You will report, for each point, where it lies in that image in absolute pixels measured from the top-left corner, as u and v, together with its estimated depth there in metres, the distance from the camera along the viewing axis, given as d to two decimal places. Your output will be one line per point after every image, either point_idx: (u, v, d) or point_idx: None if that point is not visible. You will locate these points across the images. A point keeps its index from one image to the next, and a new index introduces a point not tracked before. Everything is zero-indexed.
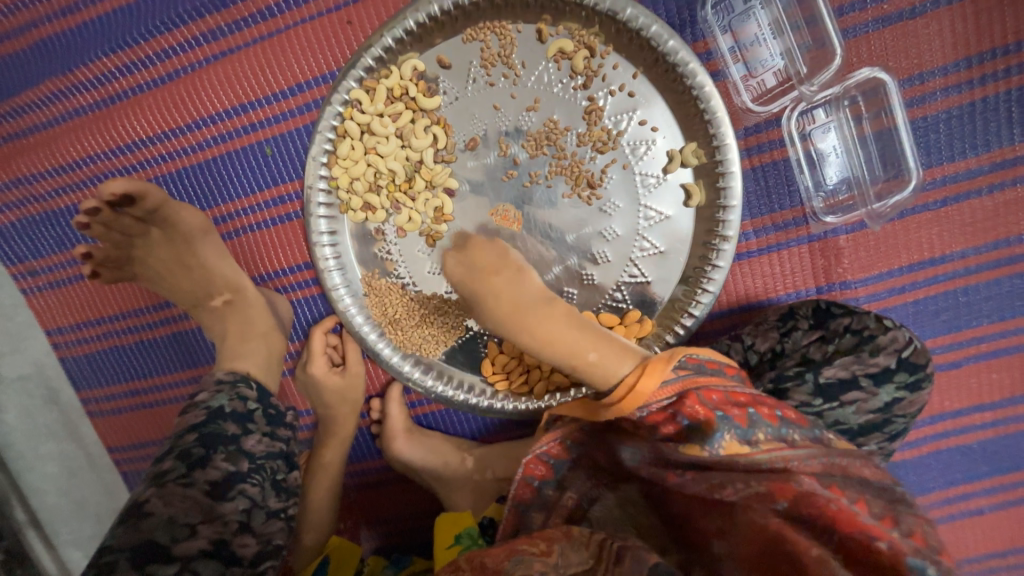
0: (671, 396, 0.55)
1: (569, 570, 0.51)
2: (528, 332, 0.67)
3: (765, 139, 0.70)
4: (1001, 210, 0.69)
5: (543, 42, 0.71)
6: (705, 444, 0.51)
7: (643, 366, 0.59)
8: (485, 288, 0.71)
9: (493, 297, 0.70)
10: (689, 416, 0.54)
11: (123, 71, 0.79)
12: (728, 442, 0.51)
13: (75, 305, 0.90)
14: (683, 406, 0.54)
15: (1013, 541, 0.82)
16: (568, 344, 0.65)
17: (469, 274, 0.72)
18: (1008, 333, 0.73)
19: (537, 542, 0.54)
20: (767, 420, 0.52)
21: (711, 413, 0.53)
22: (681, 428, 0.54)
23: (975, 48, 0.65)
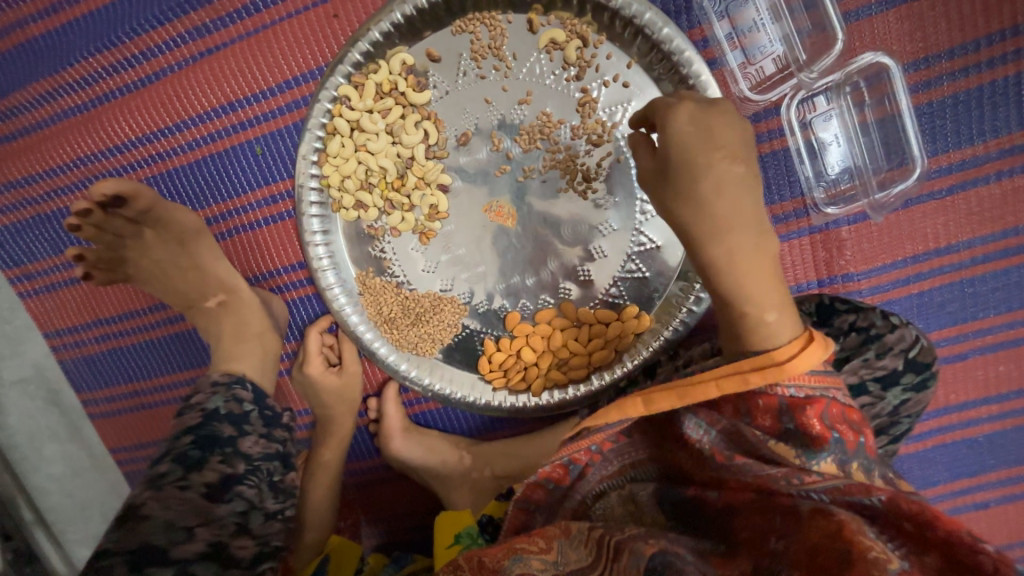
0: (802, 391, 0.50)
1: (568, 568, 0.51)
2: (722, 241, 0.57)
3: (764, 128, 0.68)
4: (1010, 197, 0.67)
5: (533, 32, 0.69)
6: (804, 454, 0.49)
7: (804, 341, 0.52)
8: (711, 165, 0.56)
9: (715, 181, 0.56)
10: (803, 422, 0.49)
11: (109, 70, 0.78)
12: (828, 463, 0.48)
13: (72, 308, 0.90)
14: (802, 411, 0.50)
15: (1018, 533, 0.81)
16: (751, 290, 0.56)
17: (699, 140, 0.57)
18: (1017, 324, 0.71)
19: (536, 539, 0.54)
20: (866, 452, 0.50)
21: (826, 432, 0.49)
22: (780, 427, 0.50)
23: (983, 30, 0.63)
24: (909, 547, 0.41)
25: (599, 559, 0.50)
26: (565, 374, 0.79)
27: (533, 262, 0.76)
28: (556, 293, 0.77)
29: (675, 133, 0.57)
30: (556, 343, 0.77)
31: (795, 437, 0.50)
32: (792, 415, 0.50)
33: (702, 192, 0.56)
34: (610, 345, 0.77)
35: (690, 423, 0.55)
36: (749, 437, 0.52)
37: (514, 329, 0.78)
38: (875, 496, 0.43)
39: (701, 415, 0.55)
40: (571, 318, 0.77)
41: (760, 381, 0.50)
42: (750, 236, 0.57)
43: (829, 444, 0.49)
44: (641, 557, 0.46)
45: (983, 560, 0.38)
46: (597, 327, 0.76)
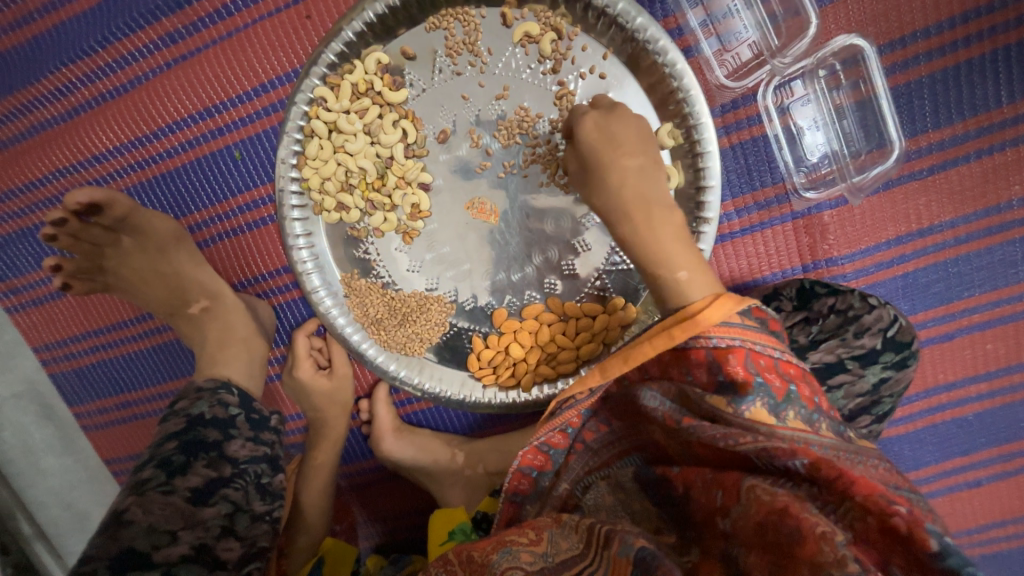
0: (721, 341, 0.50)
1: (558, 558, 0.50)
2: (629, 223, 0.60)
3: (743, 115, 0.67)
4: (991, 175, 0.67)
5: (508, 26, 0.68)
6: (735, 401, 0.48)
7: (713, 297, 0.54)
8: (614, 162, 0.61)
9: (618, 177, 0.61)
10: (729, 372, 0.49)
11: (84, 80, 0.77)
12: (757, 409, 0.47)
13: (59, 321, 0.89)
14: (726, 360, 0.50)
15: (1011, 510, 0.82)
16: (662, 250, 0.58)
17: (604, 143, 0.61)
18: (1002, 302, 0.71)
19: (527, 531, 0.54)
20: (802, 401, 0.49)
21: (750, 377, 0.49)
22: (715, 380, 0.50)
23: (958, 8, 0.62)
24: None
25: (590, 547, 0.48)
26: (554, 369, 0.79)
27: (518, 257, 0.76)
28: (542, 288, 0.77)
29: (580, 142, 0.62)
30: (544, 338, 0.77)
31: (728, 388, 0.49)
32: (720, 367, 0.50)
33: (610, 187, 0.61)
34: (598, 338, 0.77)
35: (646, 395, 0.53)
36: (694, 398, 0.50)
37: (501, 325, 0.78)
38: (799, 459, 0.42)
39: (655, 386, 0.53)
40: (558, 313, 0.77)
41: (682, 335, 0.52)
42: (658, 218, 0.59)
43: (754, 389, 0.48)
44: (630, 547, 0.45)
45: (899, 523, 0.37)
46: (584, 321, 0.76)
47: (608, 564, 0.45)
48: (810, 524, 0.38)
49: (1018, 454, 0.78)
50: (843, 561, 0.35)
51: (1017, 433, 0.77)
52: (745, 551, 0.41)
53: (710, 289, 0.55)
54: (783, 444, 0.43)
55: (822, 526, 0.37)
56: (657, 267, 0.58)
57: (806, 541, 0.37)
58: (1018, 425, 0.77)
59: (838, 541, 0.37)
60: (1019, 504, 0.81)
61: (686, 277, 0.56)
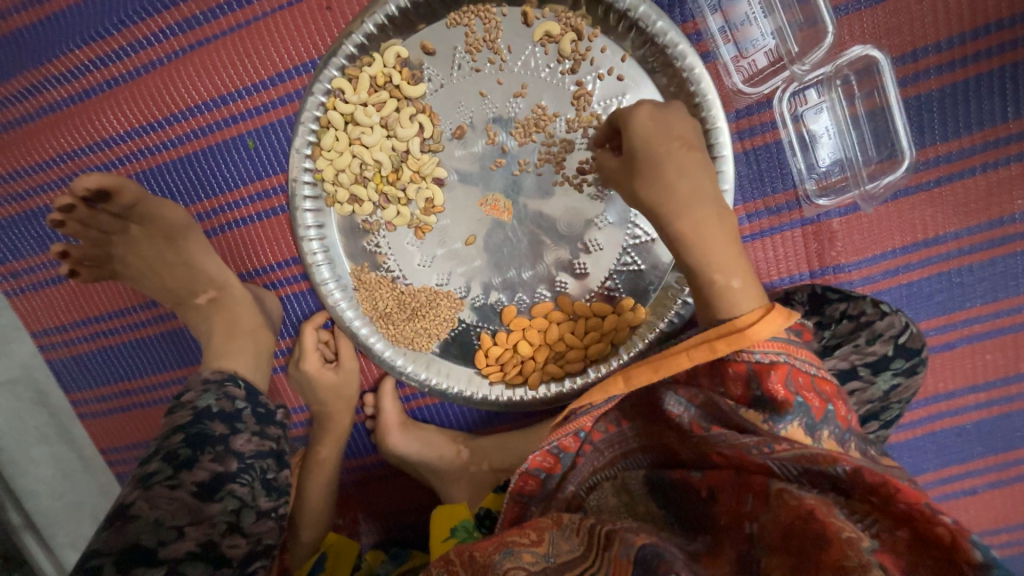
0: (764, 356, 0.51)
1: (559, 560, 0.48)
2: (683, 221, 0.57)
3: (757, 122, 0.68)
4: (995, 188, 0.68)
5: (529, 25, 0.69)
6: (772, 418, 0.48)
7: (765, 310, 0.53)
8: (671, 151, 0.58)
9: (675, 168, 0.58)
10: (768, 388, 0.50)
11: (97, 63, 0.76)
12: (795, 427, 0.48)
13: (60, 306, 0.88)
14: (766, 376, 0.50)
15: (1005, 518, 0.83)
16: (716, 258, 0.56)
17: (659, 132, 0.59)
18: (1002, 313, 0.73)
19: (527, 532, 0.52)
20: (837, 420, 0.49)
21: (790, 397, 0.49)
22: (751, 395, 0.51)
23: (968, 24, 0.64)
24: (881, 524, 0.39)
25: (592, 548, 0.47)
26: (562, 368, 0.79)
27: (528, 256, 0.76)
28: (552, 287, 0.77)
29: (637, 128, 0.59)
30: (552, 337, 0.78)
31: (763, 405, 0.49)
32: (758, 379, 0.51)
33: (664, 178, 0.58)
34: (606, 338, 0.77)
35: (671, 400, 0.56)
36: (723, 408, 0.52)
37: (510, 323, 0.78)
38: (839, 465, 0.42)
39: (681, 393, 0.56)
40: (568, 311, 0.77)
41: (727, 347, 0.51)
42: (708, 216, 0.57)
43: (794, 408, 0.48)
44: (631, 548, 0.44)
45: (941, 533, 0.36)
46: (593, 320, 0.77)
47: (610, 566, 0.44)
48: (834, 528, 0.37)
49: (1014, 463, 0.80)
50: (868, 566, 0.35)
51: (1014, 443, 0.79)
52: (768, 553, 0.40)
53: (758, 302, 0.54)
54: (820, 453, 0.43)
55: (846, 531, 0.37)
56: (710, 275, 0.56)
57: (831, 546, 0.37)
58: (1014, 435, 0.78)
59: (862, 546, 0.37)
60: (1014, 513, 0.83)
61: (738, 283, 0.55)
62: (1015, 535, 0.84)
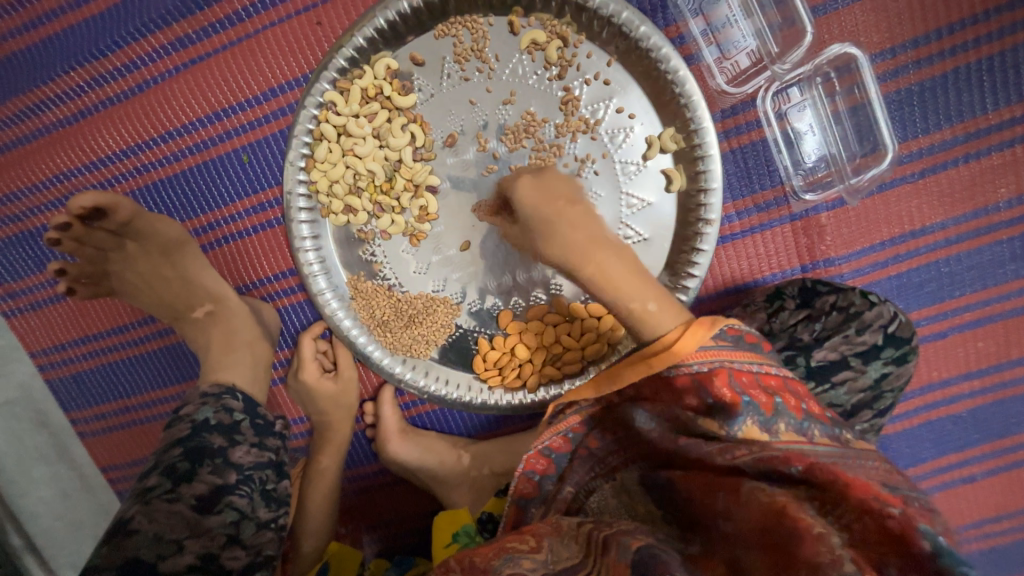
0: (703, 366, 0.51)
1: (559, 565, 0.47)
2: (593, 264, 0.60)
3: (742, 121, 0.70)
4: (977, 179, 0.70)
5: (515, 34, 0.70)
6: (725, 423, 0.49)
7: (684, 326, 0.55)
8: (557, 211, 0.62)
9: (567, 223, 0.61)
10: (716, 394, 0.51)
11: (92, 84, 0.77)
12: (748, 427, 0.48)
13: (58, 325, 0.88)
14: (710, 383, 0.51)
15: (1005, 506, 0.83)
16: (630, 288, 0.58)
17: (541, 198, 0.63)
18: (991, 301, 0.74)
19: (526, 538, 0.51)
20: (791, 412, 0.48)
21: (737, 397, 0.50)
22: (704, 402, 0.51)
23: (944, 20, 0.66)
24: (850, 512, 0.40)
25: (590, 553, 0.47)
26: (560, 370, 0.80)
27: (523, 259, 0.77)
28: (548, 290, 0.78)
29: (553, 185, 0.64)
30: (549, 339, 0.78)
31: (716, 411, 0.50)
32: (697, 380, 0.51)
33: (558, 235, 0.61)
34: (603, 339, 0.78)
35: (640, 416, 0.57)
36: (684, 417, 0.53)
37: (507, 327, 0.79)
38: (794, 466, 0.44)
39: (647, 408, 0.56)
40: (564, 313, 0.78)
41: (660, 365, 0.54)
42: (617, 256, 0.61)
43: (743, 408, 0.49)
44: (628, 551, 0.44)
45: (892, 524, 0.39)
46: (589, 321, 0.77)
47: (607, 568, 0.44)
48: (806, 526, 0.39)
49: (1010, 450, 0.80)
50: (839, 561, 0.37)
51: (1009, 430, 0.79)
52: (749, 548, 0.41)
53: (679, 319, 0.57)
54: (778, 454, 0.45)
55: (817, 528, 0.39)
56: (627, 305, 0.58)
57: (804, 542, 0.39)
58: (1010, 422, 0.79)
59: (834, 541, 0.39)
60: (1013, 500, 0.83)
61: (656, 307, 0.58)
62: (1016, 523, 0.84)
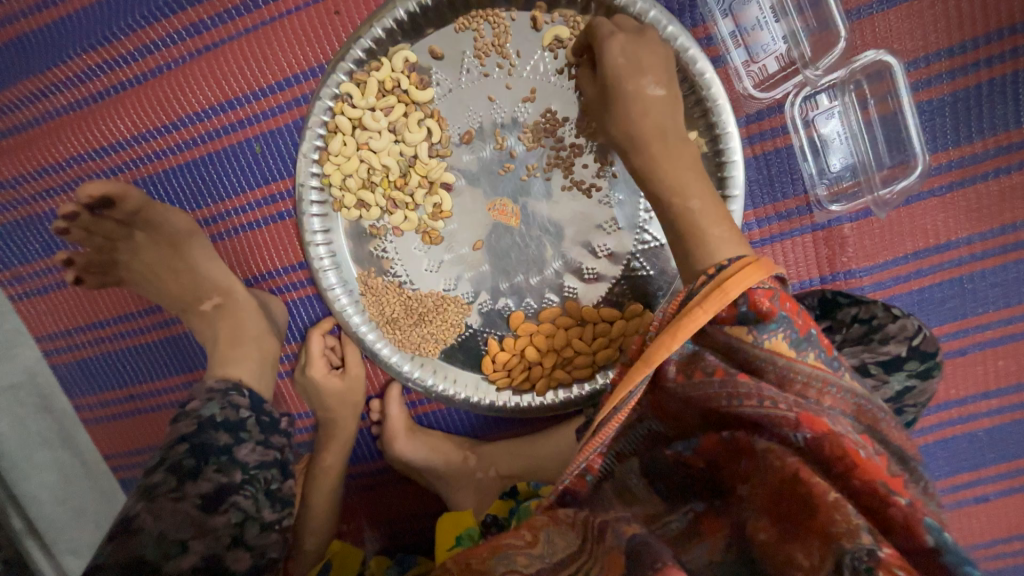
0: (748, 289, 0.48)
1: (555, 558, 0.48)
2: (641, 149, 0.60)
3: (767, 126, 0.68)
4: (1007, 194, 0.68)
5: (537, 30, 0.68)
6: (755, 330, 0.49)
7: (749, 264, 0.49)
8: (637, 92, 0.60)
9: (642, 108, 0.60)
10: (755, 303, 0.49)
11: (104, 68, 0.76)
12: (777, 340, 0.48)
13: (65, 311, 0.88)
14: (752, 294, 0.49)
15: (1017, 527, 0.82)
16: (672, 180, 0.57)
17: (628, 69, 0.60)
18: (1014, 319, 0.72)
19: (522, 532, 0.51)
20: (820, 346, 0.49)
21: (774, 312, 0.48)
22: (735, 313, 0.49)
23: (981, 29, 0.64)
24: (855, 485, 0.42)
25: (586, 544, 0.49)
26: (570, 374, 0.78)
27: (537, 261, 0.75)
28: (561, 292, 0.77)
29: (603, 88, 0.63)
30: (560, 342, 0.77)
31: (746, 320, 0.49)
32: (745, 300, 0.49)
33: (629, 116, 0.60)
34: (615, 343, 0.77)
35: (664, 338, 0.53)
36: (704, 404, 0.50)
37: (517, 328, 0.78)
38: (801, 433, 0.44)
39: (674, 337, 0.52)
40: (576, 317, 0.77)
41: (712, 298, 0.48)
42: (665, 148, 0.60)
43: (776, 320, 0.48)
44: (622, 539, 0.46)
45: (895, 513, 0.40)
46: (601, 325, 0.76)
47: (605, 562, 0.45)
48: (821, 492, 0.41)
49: None
50: (855, 531, 0.38)
51: None
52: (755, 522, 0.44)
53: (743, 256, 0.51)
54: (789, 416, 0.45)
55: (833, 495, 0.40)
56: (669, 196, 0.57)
57: (817, 512, 0.40)
58: None
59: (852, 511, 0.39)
60: None
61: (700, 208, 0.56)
62: None
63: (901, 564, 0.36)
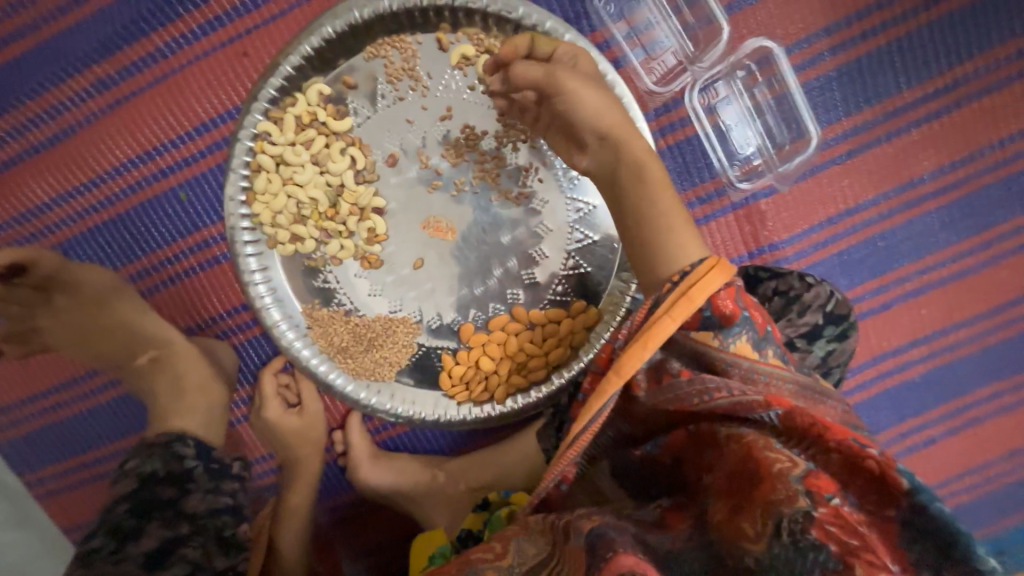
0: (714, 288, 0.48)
1: (524, 566, 0.49)
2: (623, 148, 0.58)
3: (675, 117, 0.71)
4: (901, 155, 0.73)
5: (444, 50, 0.71)
6: (722, 333, 0.49)
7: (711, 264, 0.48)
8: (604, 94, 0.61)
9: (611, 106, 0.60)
10: (718, 305, 0.49)
11: (12, 134, 0.75)
12: (741, 340, 0.49)
13: (2, 386, 0.84)
14: (718, 297, 0.49)
15: (966, 463, 0.86)
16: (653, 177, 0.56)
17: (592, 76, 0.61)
18: (929, 268, 0.77)
19: (492, 546, 0.52)
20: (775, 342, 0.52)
21: (737, 312, 0.49)
22: (701, 317, 0.49)
23: (851, 8, 0.69)
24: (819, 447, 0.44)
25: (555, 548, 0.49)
26: (526, 378, 0.79)
27: (478, 271, 0.77)
28: (505, 300, 0.78)
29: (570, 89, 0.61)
30: (512, 349, 0.78)
31: (712, 324, 0.49)
32: (710, 304, 0.48)
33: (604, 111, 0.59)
34: (565, 342, 0.78)
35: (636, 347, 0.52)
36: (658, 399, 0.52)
37: (469, 340, 0.79)
38: (773, 412, 0.45)
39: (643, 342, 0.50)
40: (524, 322, 0.78)
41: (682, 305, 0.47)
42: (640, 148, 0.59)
43: (739, 322, 0.49)
44: (582, 534, 0.46)
45: (871, 464, 0.41)
46: (549, 326, 0.78)
47: (568, 558, 0.46)
48: (768, 463, 0.43)
49: (964, 408, 0.84)
50: (794, 496, 0.41)
51: (961, 389, 0.83)
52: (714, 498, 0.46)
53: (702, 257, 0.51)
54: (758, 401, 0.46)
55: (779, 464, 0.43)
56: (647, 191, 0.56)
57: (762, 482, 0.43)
58: (961, 382, 0.82)
59: (793, 476, 0.42)
60: (973, 456, 0.86)
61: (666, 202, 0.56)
62: (979, 478, 0.87)
63: (833, 520, 0.40)
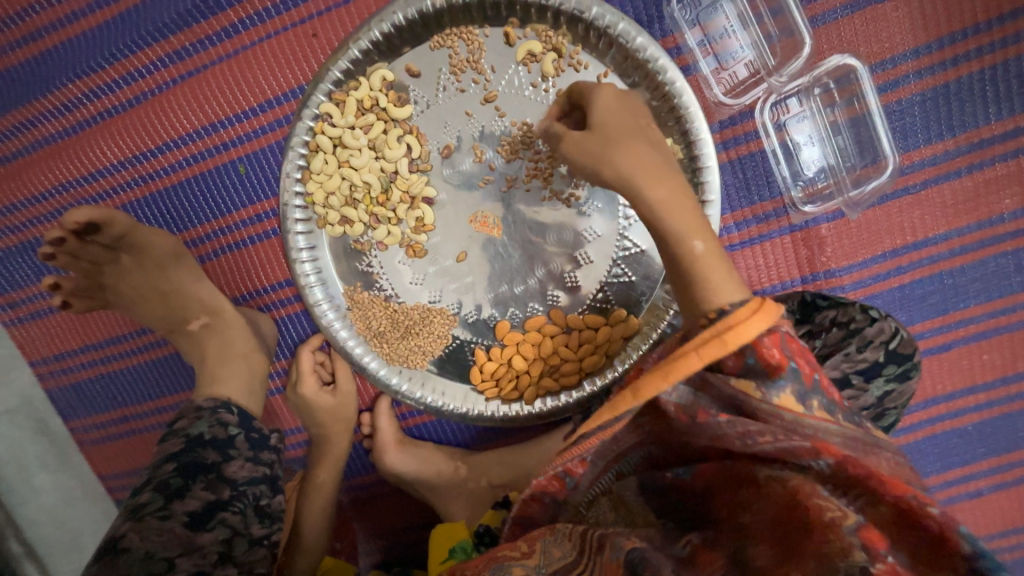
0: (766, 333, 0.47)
1: (551, 568, 0.47)
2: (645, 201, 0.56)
3: (741, 131, 0.69)
4: (981, 189, 0.69)
5: (511, 45, 0.70)
6: (762, 385, 0.46)
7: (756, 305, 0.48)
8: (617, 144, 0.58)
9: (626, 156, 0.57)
10: (762, 354, 0.46)
11: (90, 96, 0.78)
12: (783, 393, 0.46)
13: (58, 335, 0.89)
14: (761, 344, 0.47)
15: (1012, 521, 0.82)
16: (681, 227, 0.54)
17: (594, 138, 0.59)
18: (997, 312, 0.72)
19: (518, 545, 0.50)
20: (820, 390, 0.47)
21: (783, 361, 0.46)
22: (742, 363, 0.47)
23: (946, 29, 0.65)
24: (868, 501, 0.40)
25: (582, 554, 0.47)
26: (557, 381, 0.79)
27: (520, 270, 0.76)
28: (544, 301, 0.77)
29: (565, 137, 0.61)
30: (546, 350, 0.78)
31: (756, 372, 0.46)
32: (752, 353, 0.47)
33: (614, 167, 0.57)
34: (601, 350, 0.77)
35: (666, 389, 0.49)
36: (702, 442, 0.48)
37: (504, 337, 0.78)
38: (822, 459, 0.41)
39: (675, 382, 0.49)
40: (561, 325, 0.77)
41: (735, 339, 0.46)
42: (668, 189, 0.56)
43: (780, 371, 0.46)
44: (620, 550, 0.44)
45: None
46: (586, 333, 0.76)
47: (601, 570, 0.44)
48: (819, 510, 0.40)
49: (1018, 463, 0.79)
50: (849, 549, 0.38)
51: (1016, 444, 0.78)
52: (757, 543, 0.42)
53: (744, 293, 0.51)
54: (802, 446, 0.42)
55: (832, 512, 0.39)
56: (672, 239, 0.54)
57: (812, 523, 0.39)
58: (1017, 436, 0.78)
59: (847, 527, 0.39)
60: (1020, 515, 0.81)
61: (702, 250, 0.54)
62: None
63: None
